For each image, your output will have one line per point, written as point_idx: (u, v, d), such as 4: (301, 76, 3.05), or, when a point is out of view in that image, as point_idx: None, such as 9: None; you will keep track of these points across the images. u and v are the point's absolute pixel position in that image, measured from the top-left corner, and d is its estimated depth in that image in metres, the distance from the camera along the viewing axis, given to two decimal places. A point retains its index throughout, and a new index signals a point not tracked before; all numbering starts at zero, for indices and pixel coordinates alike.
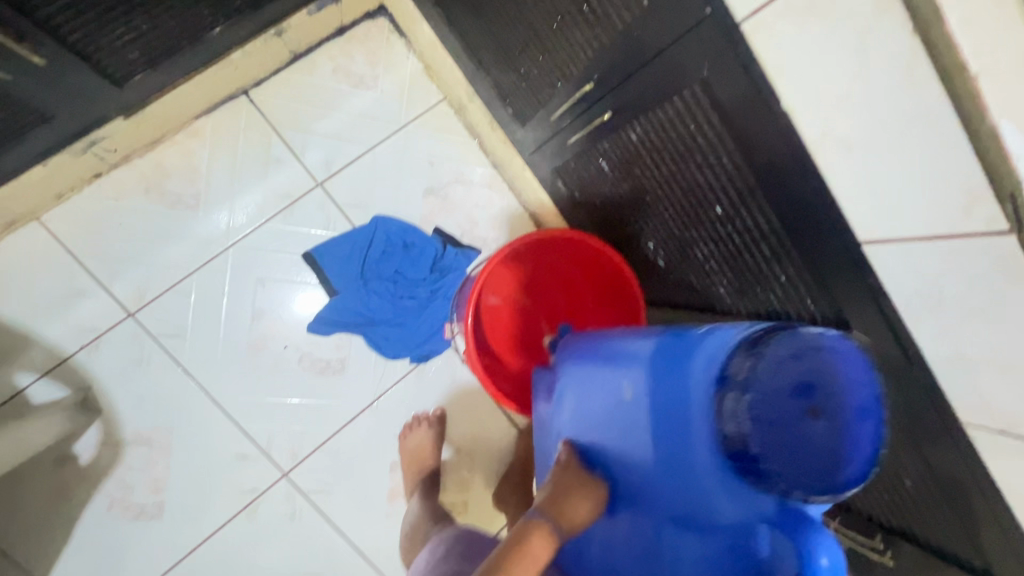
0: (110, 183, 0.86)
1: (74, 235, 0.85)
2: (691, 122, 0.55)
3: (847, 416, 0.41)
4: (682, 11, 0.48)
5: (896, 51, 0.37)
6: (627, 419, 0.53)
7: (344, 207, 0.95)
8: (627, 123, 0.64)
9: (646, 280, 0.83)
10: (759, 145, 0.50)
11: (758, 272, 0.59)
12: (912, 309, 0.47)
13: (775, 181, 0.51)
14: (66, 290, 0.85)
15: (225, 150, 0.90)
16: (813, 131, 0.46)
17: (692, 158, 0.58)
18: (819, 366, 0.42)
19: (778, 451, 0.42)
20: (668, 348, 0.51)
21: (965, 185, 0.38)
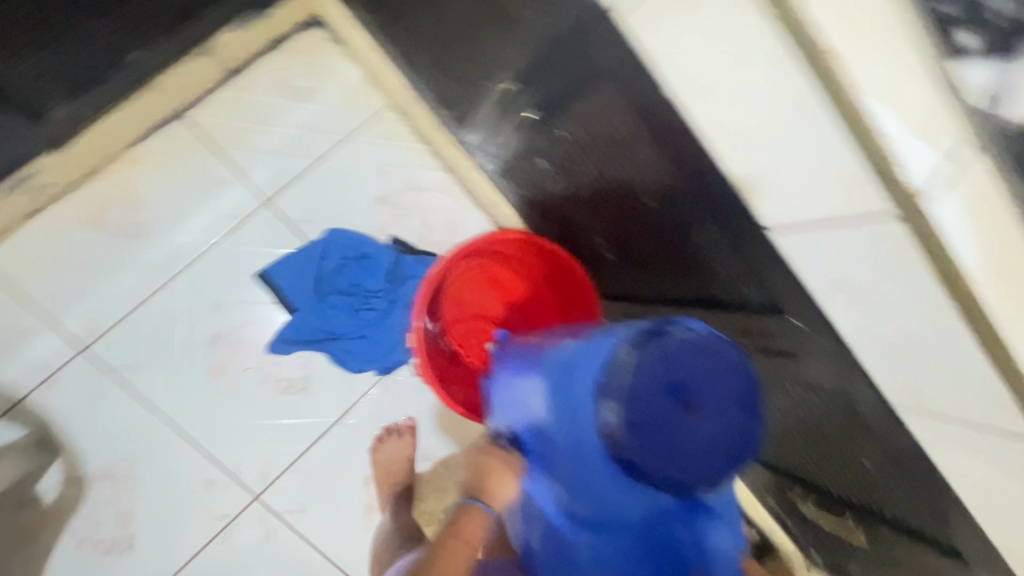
0: (50, 217, 0.84)
1: (17, 273, 0.83)
2: (609, 116, 0.56)
3: (719, 404, 0.45)
4: (579, 5, 0.52)
5: (771, 37, 0.40)
6: (535, 432, 0.53)
7: (294, 223, 0.93)
8: (551, 120, 0.63)
9: (600, 277, 0.81)
10: (672, 135, 0.52)
11: (694, 263, 0.59)
12: (827, 289, 0.49)
13: (691, 169, 0.53)
14: (15, 329, 0.84)
15: (165, 175, 0.88)
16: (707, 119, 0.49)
17: (615, 152, 0.58)
18: (688, 363, 0.46)
19: (659, 450, 0.45)
20: (563, 360, 0.52)
21: (837, 157, 0.42)
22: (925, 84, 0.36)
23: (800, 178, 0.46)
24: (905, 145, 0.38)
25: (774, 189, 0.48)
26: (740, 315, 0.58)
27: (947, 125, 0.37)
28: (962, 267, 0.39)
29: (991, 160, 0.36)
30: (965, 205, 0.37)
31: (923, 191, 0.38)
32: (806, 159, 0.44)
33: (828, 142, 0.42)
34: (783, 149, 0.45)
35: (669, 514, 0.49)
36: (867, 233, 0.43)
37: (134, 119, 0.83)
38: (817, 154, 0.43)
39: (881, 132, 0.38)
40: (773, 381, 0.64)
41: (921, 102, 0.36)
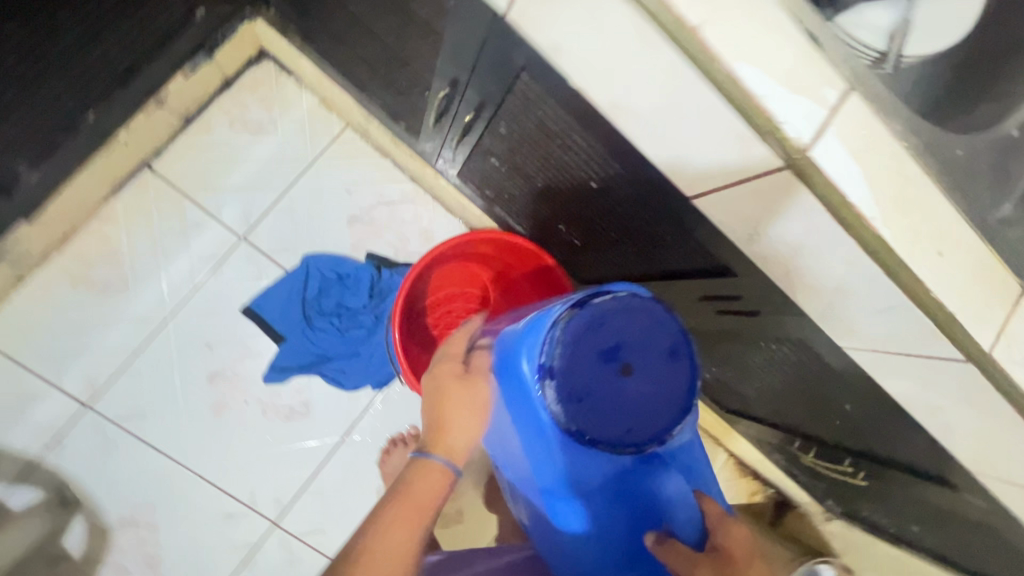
0: (37, 284, 0.87)
1: (13, 342, 0.86)
2: (540, 109, 0.57)
3: (649, 356, 0.49)
4: (481, 14, 0.51)
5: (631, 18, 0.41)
6: (498, 420, 0.57)
7: (271, 253, 0.96)
8: (491, 119, 0.65)
9: (570, 262, 0.83)
10: (596, 123, 0.53)
11: (648, 236, 0.61)
12: (763, 247, 0.51)
13: (620, 151, 0.54)
14: (20, 395, 0.87)
15: (140, 226, 0.91)
16: (605, 101, 0.50)
17: (554, 141, 0.60)
18: (612, 328, 0.49)
19: (600, 414, 0.49)
20: (501, 350, 0.55)
21: (732, 126, 0.44)
22: (787, 42, 0.41)
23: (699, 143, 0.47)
24: (782, 103, 0.41)
25: (679, 160, 0.50)
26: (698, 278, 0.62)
27: (811, 75, 0.41)
28: (851, 207, 0.43)
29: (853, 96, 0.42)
30: (845, 145, 0.42)
31: (805, 145, 0.42)
32: (700, 127, 0.46)
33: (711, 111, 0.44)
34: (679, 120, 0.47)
35: (632, 467, 0.51)
36: (770, 188, 0.46)
37: (101, 178, 0.86)
38: (704, 122, 0.45)
39: (755, 93, 0.41)
40: (749, 339, 0.66)
41: (789, 58, 0.41)
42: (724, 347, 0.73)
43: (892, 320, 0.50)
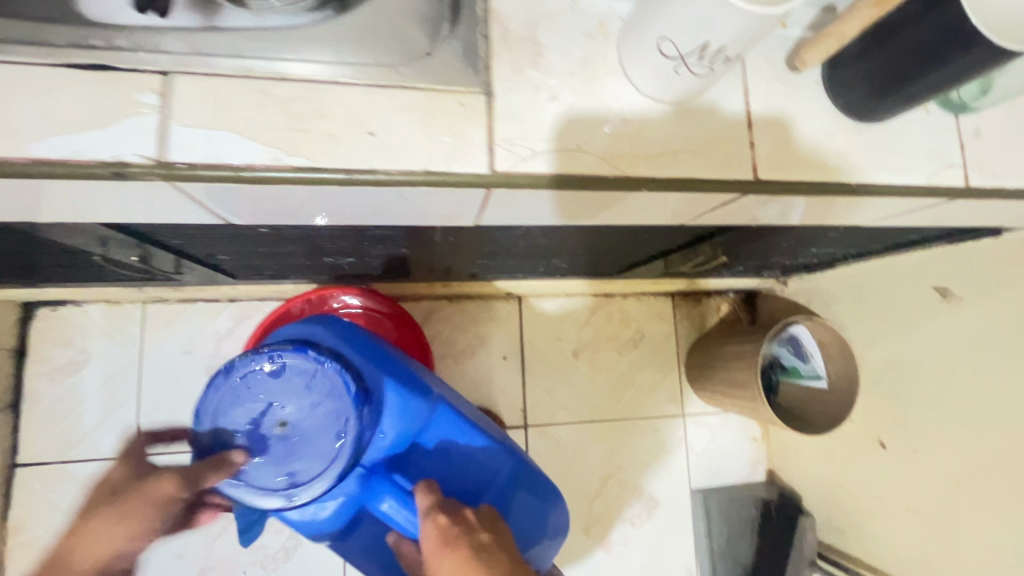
0: (35, 396, 1.01)
1: (47, 447, 1.00)
2: (301, 235, 0.63)
3: (371, 356, 0.55)
4: (86, 233, 0.60)
5: (193, 112, 0.36)
6: (314, 441, 0.52)
7: (224, 298, 1.06)
8: (276, 239, 0.67)
9: (424, 257, 0.81)
10: (274, 109, 0.37)
11: (478, 239, 0.66)
12: (580, 161, 0.41)
13: (335, 131, 0.37)
14: (81, 480, 1.00)
15: (101, 334, 1.03)
16: (233, 119, 0.37)
17: (331, 235, 0.64)
18: (361, 351, 0.56)
19: (326, 397, 0.53)
20: (365, 343, 0.57)
21: (410, 98, 0.39)
22: (327, 40, 0.39)
23: (394, 118, 0.38)
24: (289, 158, 0.37)
25: (398, 102, 0.38)
26: (572, 201, 0.44)
27: (448, 41, 0.40)
28: (546, 152, 0.40)
29: (494, 31, 0.41)
30: (502, 104, 0.40)
31: (482, 91, 0.40)
32: (371, 102, 0.38)
33: (368, 95, 0.38)
34: (357, 93, 0.38)
35: (354, 499, 0.53)
36: (478, 113, 0.39)
37: (24, 296, 0.97)
38: (363, 97, 0.38)
39: (313, 110, 0.37)
40: (633, 243, 0.77)
41: (379, 42, 0.40)
42: (619, 245, 0.81)
43: (736, 158, 0.44)
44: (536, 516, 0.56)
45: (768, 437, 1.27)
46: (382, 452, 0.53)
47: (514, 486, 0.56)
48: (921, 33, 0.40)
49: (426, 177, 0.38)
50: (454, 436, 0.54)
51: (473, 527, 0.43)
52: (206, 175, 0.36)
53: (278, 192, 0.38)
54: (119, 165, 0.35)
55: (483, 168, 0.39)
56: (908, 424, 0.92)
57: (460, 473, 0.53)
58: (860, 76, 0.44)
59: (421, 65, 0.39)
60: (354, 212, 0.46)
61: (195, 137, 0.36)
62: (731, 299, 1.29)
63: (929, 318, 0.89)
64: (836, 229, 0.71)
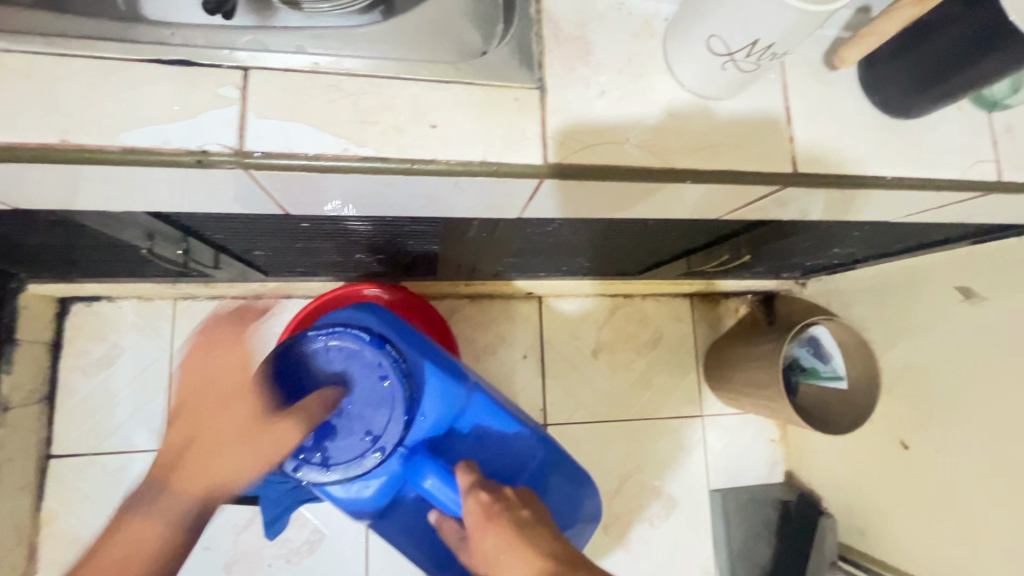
0: (70, 389, 1.03)
1: (81, 439, 1.02)
2: (341, 229, 0.65)
3: (412, 342, 0.59)
4: (137, 226, 0.62)
5: (265, 105, 0.38)
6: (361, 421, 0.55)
7: (252, 295, 1.09)
8: (315, 233, 0.69)
9: (453, 254, 0.83)
10: (339, 103, 0.39)
11: (511, 234, 0.67)
12: (626, 154, 0.42)
13: (396, 124, 0.39)
14: (113, 472, 1.03)
15: (134, 330, 1.06)
16: (302, 112, 0.39)
17: (370, 230, 0.66)
18: (403, 338, 0.59)
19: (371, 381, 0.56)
20: (406, 329, 0.60)
21: (466, 94, 0.41)
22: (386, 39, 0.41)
23: (451, 112, 0.40)
24: (358, 149, 0.39)
25: (455, 97, 0.40)
26: (614, 194, 0.46)
27: (499, 40, 0.42)
28: (595, 145, 0.42)
29: (543, 30, 0.43)
30: (552, 99, 0.42)
31: (533, 87, 0.42)
32: (430, 97, 0.40)
33: (427, 90, 0.40)
34: (416, 88, 0.40)
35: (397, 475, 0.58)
36: (530, 107, 0.41)
37: (63, 291, 1.00)
38: (422, 91, 0.40)
39: (376, 104, 0.39)
40: (658, 241, 0.79)
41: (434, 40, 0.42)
42: (645, 243, 0.82)
43: (775, 153, 0.45)
44: (566, 498, 0.61)
45: (786, 438, 1.27)
46: (423, 434, 0.58)
47: (546, 469, 0.60)
48: (961, 33, 0.42)
49: (483, 168, 0.40)
50: (490, 421, 0.59)
51: (513, 505, 0.45)
52: (281, 163, 0.38)
53: (345, 181, 0.40)
54: (202, 154, 0.37)
55: (536, 160, 0.41)
56: (932, 424, 0.93)
57: (495, 454, 0.59)
58: (895, 73, 0.46)
59: (475, 63, 0.41)
60: (404, 204, 0.47)
61: (270, 128, 0.38)
62: (749, 301, 1.30)
63: (953, 318, 0.89)
64: (862, 227, 0.72)
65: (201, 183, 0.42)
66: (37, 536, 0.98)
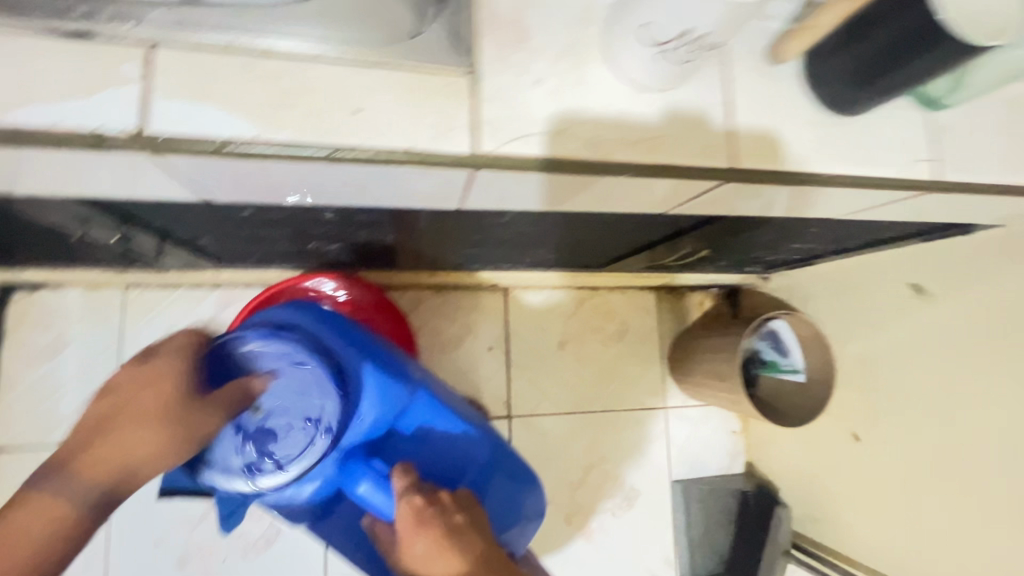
0: (10, 380, 0.99)
1: (22, 431, 0.98)
2: (283, 217, 0.63)
3: (350, 344, 0.57)
4: (65, 210, 0.59)
5: (179, 86, 0.36)
6: (290, 430, 0.53)
7: (206, 284, 1.05)
8: (257, 222, 0.66)
9: (409, 245, 0.81)
10: (257, 85, 0.37)
11: (463, 225, 0.66)
12: (565, 146, 0.41)
13: (318, 108, 0.37)
14: None
15: (80, 318, 1.02)
16: (217, 93, 0.37)
17: (315, 219, 0.63)
18: (341, 338, 0.57)
19: (301, 386, 0.54)
20: (345, 331, 0.58)
21: (395, 79, 0.39)
22: None
23: (379, 97, 0.38)
24: (275, 134, 0.37)
25: (385, 81, 0.39)
26: (556, 188, 0.45)
27: (435, 23, 0.40)
28: (530, 136, 0.41)
29: (479, 15, 0.41)
30: (485, 88, 0.40)
31: (470, 73, 0.40)
32: (357, 82, 0.38)
33: (353, 75, 0.38)
34: (342, 71, 0.38)
35: (329, 483, 0.55)
36: (464, 95, 0.40)
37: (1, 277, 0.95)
38: (349, 75, 0.38)
39: (299, 87, 0.38)
40: (616, 234, 0.78)
41: None
42: (603, 237, 0.82)
43: (717, 148, 0.45)
44: (511, 498, 0.60)
45: (747, 429, 1.29)
46: (360, 436, 0.55)
47: (490, 470, 0.59)
48: (893, 28, 0.41)
49: (410, 157, 0.38)
50: (432, 422, 0.58)
51: (448, 508, 0.46)
52: (187, 148, 0.36)
53: (262, 167, 0.38)
54: (100, 137, 0.35)
55: (466, 149, 0.39)
56: (882, 417, 0.95)
57: (436, 457, 0.57)
58: (833, 67, 0.45)
59: (407, 46, 0.39)
60: (341, 194, 0.46)
61: (183, 109, 0.36)
62: (714, 295, 1.31)
63: (903, 314, 0.91)
64: (815, 224, 0.72)
65: (108, 167, 0.39)
66: None
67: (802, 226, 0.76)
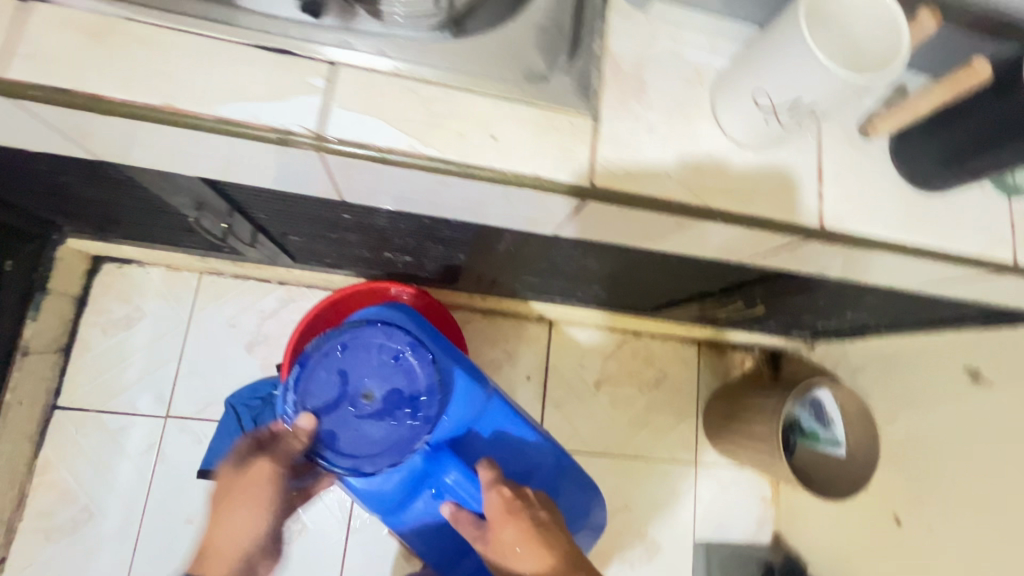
0: (85, 343, 1.06)
1: (87, 394, 1.04)
2: (375, 221, 0.67)
3: (442, 343, 0.60)
4: (188, 192, 0.65)
5: (350, 99, 0.42)
6: (394, 417, 0.56)
7: (274, 279, 1.12)
8: (346, 222, 0.71)
9: (476, 265, 0.86)
10: (411, 106, 0.43)
11: (538, 250, 0.70)
12: (669, 188, 0.45)
13: (462, 132, 0.43)
14: (111, 430, 1.04)
15: (158, 296, 1.09)
16: (380, 108, 0.42)
17: (401, 226, 0.68)
18: (435, 337, 0.60)
19: (405, 378, 0.57)
20: (436, 333, 0.61)
21: (527, 113, 0.44)
22: (460, 55, 0.45)
23: (513, 127, 0.43)
24: (426, 149, 0.42)
25: (519, 113, 0.44)
26: (648, 224, 0.49)
27: (563, 71, 0.46)
28: (638, 176, 0.45)
29: (600, 68, 0.46)
30: (604, 130, 0.45)
31: (591, 117, 0.45)
32: (495, 111, 0.43)
33: (491, 105, 0.43)
34: (483, 101, 0.43)
35: (416, 474, 0.58)
36: (584, 133, 0.44)
37: (97, 249, 1.03)
38: (489, 105, 0.43)
39: (446, 111, 0.43)
40: (675, 279, 0.81)
41: (501, 64, 0.45)
42: (661, 281, 0.85)
43: (803, 206, 0.48)
44: (577, 501, 0.65)
45: (777, 497, 1.26)
46: (444, 434, 0.59)
47: (555, 475, 0.64)
48: (992, 113, 0.44)
49: (535, 182, 0.43)
50: (507, 427, 0.61)
51: (532, 504, 0.52)
52: (353, 151, 0.41)
53: (407, 175, 0.43)
54: (284, 133, 0.41)
55: (583, 181, 0.44)
56: (927, 503, 0.92)
57: (510, 459, 0.62)
58: (923, 149, 0.49)
59: (541, 88, 0.44)
60: (455, 210, 0.51)
61: (353, 119, 0.42)
62: (756, 355, 1.31)
63: (957, 398, 0.89)
64: (876, 293, 0.74)
65: (275, 161, 0.45)
66: (28, 485, 0.99)
67: (863, 295, 0.78)
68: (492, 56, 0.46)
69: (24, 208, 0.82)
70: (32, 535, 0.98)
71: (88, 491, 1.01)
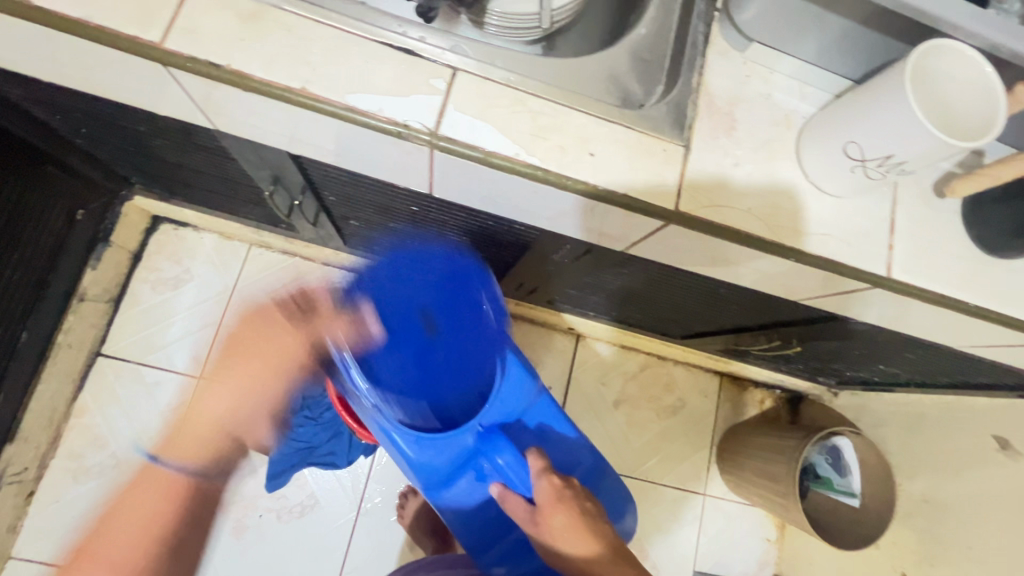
0: (134, 298, 1.10)
1: (130, 347, 1.08)
2: (440, 215, 0.70)
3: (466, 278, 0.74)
4: (272, 166, 0.69)
5: (465, 103, 0.45)
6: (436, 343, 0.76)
7: (319, 260, 1.16)
8: (409, 212, 0.74)
9: (523, 271, 0.88)
10: (519, 116, 0.45)
11: (591, 262, 0.72)
12: (746, 221, 0.47)
13: (564, 145, 0.45)
14: (147, 384, 1.08)
15: (208, 262, 1.14)
16: (491, 115, 0.45)
17: (463, 223, 0.70)
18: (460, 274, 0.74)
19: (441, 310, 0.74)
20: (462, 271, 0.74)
21: (624, 135, 0.46)
22: (564, 74, 0.48)
23: (610, 146, 0.46)
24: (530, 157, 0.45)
25: (617, 134, 0.46)
26: (717, 252, 0.51)
27: (656, 100, 0.48)
28: (718, 206, 0.47)
29: (692, 102, 0.49)
30: (692, 159, 0.47)
31: (683, 146, 0.47)
32: (595, 130, 0.46)
33: (591, 125, 0.46)
34: (584, 119, 0.46)
35: (468, 452, 0.66)
36: (674, 161, 0.47)
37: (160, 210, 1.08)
38: (589, 124, 0.46)
39: (550, 125, 0.46)
40: (716, 309, 0.83)
41: (600, 88, 0.49)
42: (700, 310, 0.86)
43: (870, 255, 0.50)
44: (611, 502, 0.74)
45: (782, 538, 1.26)
46: (496, 419, 0.68)
47: (587, 473, 0.73)
48: None
49: (625, 199, 0.45)
50: (550, 422, 0.71)
51: (579, 494, 0.60)
52: (463, 151, 0.44)
53: (506, 179, 0.46)
54: (404, 128, 0.44)
55: (666, 205, 0.46)
56: (939, 564, 0.91)
57: (551, 453, 0.71)
58: (997, 214, 0.51)
59: (638, 114, 0.47)
60: (536, 216, 0.53)
61: (467, 120, 0.45)
62: (777, 396, 1.31)
63: (980, 463, 0.89)
64: (916, 347, 0.75)
65: (384, 151, 0.48)
66: (63, 426, 1.03)
67: (902, 348, 0.78)
68: (591, 79, 0.49)
69: (106, 162, 0.88)
70: (60, 475, 1.02)
71: (119, 439, 1.04)
